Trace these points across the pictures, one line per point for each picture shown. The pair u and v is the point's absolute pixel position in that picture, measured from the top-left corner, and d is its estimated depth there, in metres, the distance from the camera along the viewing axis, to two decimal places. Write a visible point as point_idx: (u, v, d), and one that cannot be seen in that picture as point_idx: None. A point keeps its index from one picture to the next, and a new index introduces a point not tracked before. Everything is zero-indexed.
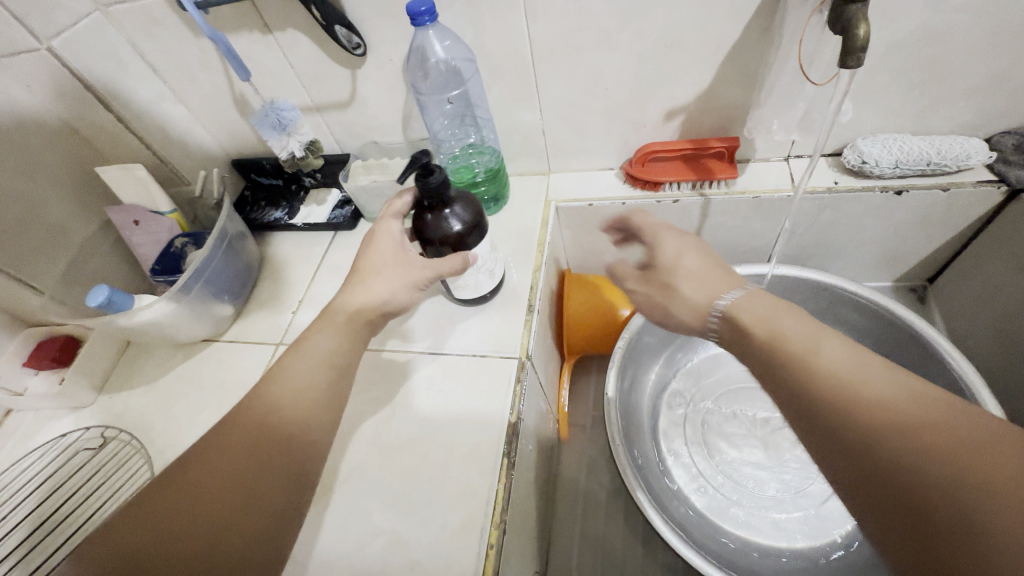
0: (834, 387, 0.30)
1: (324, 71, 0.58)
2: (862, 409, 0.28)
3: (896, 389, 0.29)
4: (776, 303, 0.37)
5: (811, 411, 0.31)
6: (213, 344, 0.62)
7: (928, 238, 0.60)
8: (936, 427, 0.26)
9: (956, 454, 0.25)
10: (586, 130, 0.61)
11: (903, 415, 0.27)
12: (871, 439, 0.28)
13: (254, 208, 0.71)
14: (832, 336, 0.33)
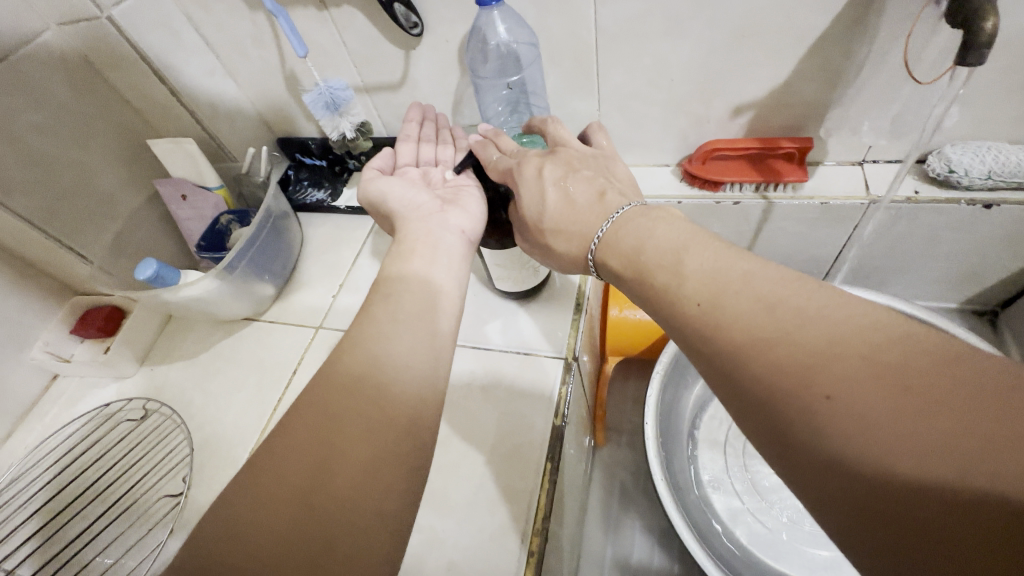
0: (707, 311, 0.26)
1: (377, 51, 0.57)
2: (739, 326, 0.25)
3: (800, 304, 0.24)
4: (652, 225, 0.33)
5: (705, 341, 0.26)
6: (253, 323, 0.61)
7: (1012, 256, 0.55)
8: (845, 349, 0.22)
9: (873, 382, 0.21)
10: (645, 123, 0.58)
11: (801, 340, 0.23)
12: (773, 373, 0.23)
13: (297, 186, 0.70)
14: (713, 247, 0.29)
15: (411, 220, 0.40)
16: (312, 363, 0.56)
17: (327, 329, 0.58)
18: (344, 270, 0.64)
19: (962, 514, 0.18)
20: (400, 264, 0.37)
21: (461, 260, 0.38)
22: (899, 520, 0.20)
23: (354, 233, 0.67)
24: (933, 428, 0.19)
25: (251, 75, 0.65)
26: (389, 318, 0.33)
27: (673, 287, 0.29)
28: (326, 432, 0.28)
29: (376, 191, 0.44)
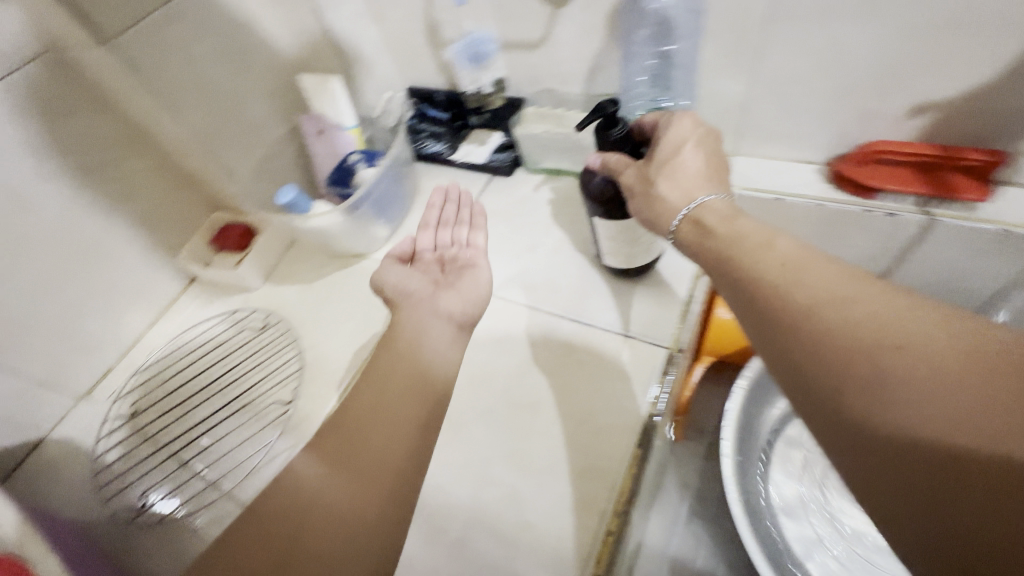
0: (783, 283, 0.29)
1: (524, 6, 0.55)
2: (813, 292, 0.28)
3: (860, 295, 0.27)
4: (738, 210, 0.36)
5: (768, 313, 0.29)
6: (364, 260, 0.65)
7: None
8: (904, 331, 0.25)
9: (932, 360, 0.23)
10: (798, 113, 0.52)
11: (848, 306, 0.26)
12: (827, 347, 0.26)
13: (417, 136, 0.72)
14: (800, 245, 0.31)
15: (405, 305, 0.42)
16: None
17: None
18: None
19: (1005, 481, 0.20)
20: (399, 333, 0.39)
21: (453, 346, 0.40)
22: (920, 471, 0.22)
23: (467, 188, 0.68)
24: (971, 403, 0.22)
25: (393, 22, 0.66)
26: (417, 361, 0.38)
27: (757, 253, 0.32)
28: (337, 465, 0.33)
29: (381, 277, 0.45)
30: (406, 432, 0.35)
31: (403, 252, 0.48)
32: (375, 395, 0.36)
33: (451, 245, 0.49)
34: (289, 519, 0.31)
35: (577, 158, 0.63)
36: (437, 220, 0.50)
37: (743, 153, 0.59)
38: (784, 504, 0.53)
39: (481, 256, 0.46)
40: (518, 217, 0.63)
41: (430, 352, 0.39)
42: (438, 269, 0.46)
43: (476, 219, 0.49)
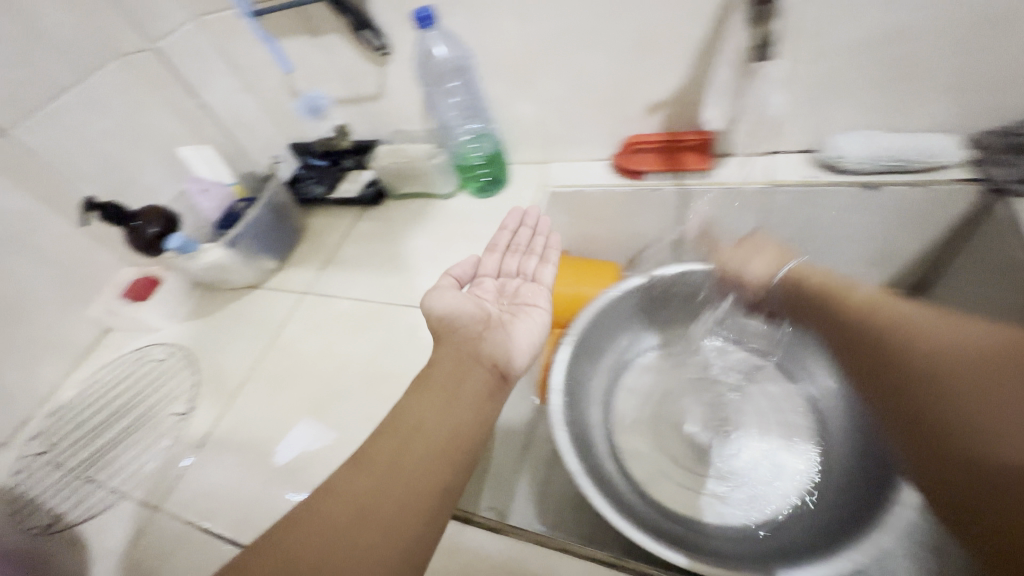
0: (303, 513, 0.36)
1: (359, 69, 0.70)
2: (335, 511, 0.35)
3: (950, 330, 0.43)
4: (370, 440, 0.40)
5: (290, 549, 0.34)
6: (257, 290, 0.75)
7: (914, 237, 0.60)
8: (948, 364, 0.42)
9: (990, 377, 0.39)
10: (578, 123, 0.67)
11: (937, 341, 0.43)
12: (325, 532, 0.34)
13: (305, 182, 0.82)
14: (377, 476, 0.37)
15: (461, 329, 0.48)
16: (292, 321, 0.67)
17: (310, 294, 0.70)
18: (330, 250, 0.76)
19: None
20: (419, 395, 0.42)
21: (540, 331, 0.51)
22: None
23: (342, 221, 0.79)
24: (416, 510, 0.36)
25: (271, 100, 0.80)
26: (405, 458, 0.38)
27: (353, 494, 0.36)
28: None
29: (435, 300, 0.50)
30: (421, 514, 0.36)
31: (484, 270, 0.57)
32: (419, 425, 0.40)
33: (520, 273, 0.58)
34: (314, 537, 0.34)
35: (426, 183, 0.74)
36: (511, 241, 0.61)
37: (555, 159, 0.73)
38: (627, 454, 0.61)
39: (542, 292, 0.55)
40: (380, 234, 0.74)
41: (467, 425, 0.41)
42: (501, 296, 0.55)
43: (549, 251, 0.60)
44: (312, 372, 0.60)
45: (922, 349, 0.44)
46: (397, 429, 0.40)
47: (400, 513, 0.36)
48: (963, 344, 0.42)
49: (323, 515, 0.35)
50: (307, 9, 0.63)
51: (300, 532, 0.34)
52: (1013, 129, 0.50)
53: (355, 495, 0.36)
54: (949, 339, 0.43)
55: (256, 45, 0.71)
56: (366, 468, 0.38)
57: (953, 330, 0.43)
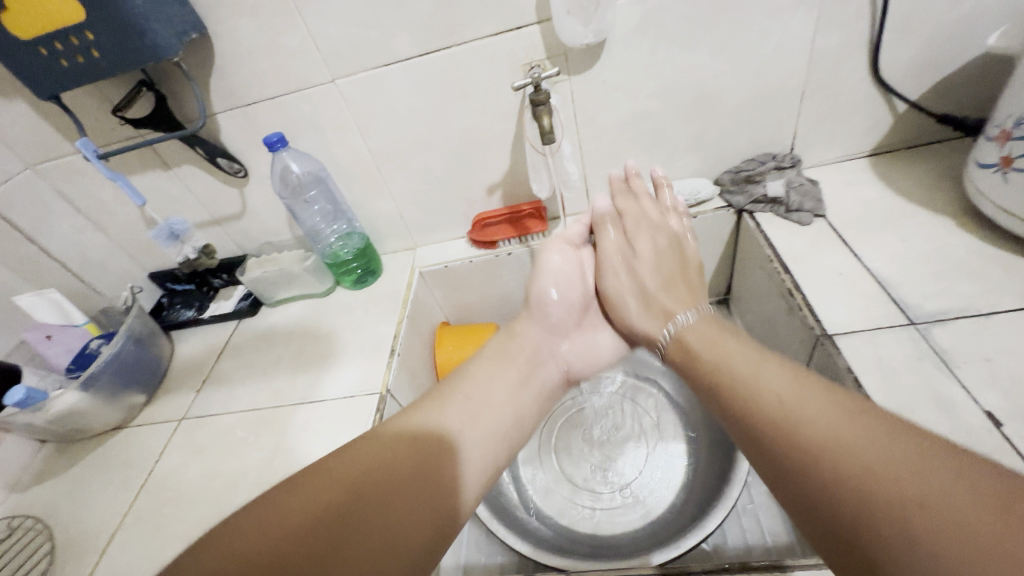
0: (332, 469, 0.37)
1: (218, 193, 0.74)
2: (355, 471, 0.37)
3: (806, 395, 0.35)
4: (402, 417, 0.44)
5: (327, 510, 0.34)
6: (122, 430, 0.69)
7: (706, 254, 0.78)
8: (867, 467, 0.29)
9: (925, 475, 0.27)
10: (433, 210, 0.77)
11: (805, 425, 0.33)
12: (348, 491, 0.36)
13: (171, 310, 0.82)
14: (411, 447, 0.40)
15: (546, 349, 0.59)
16: (170, 450, 0.63)
17: (189, 418, 0.67)
18: (206, 369, 0.73)
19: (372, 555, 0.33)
20: (483, 380, 0.51)
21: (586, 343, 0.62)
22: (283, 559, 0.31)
23: (217, 338, 0.78)
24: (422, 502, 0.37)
25: (123, 232, 0.79)
26: (430, 443, 0.41)
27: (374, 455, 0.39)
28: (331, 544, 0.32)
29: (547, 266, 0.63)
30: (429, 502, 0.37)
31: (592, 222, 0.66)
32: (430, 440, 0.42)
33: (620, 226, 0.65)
34: (346, 482, 0.36)
35: (302, 286, 0.78)
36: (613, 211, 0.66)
37: (420, 244, 0.82)
38: (536, 491, 0.66)
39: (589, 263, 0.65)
40: (260, 342, 0.75)
41: (501, 428, 0.47)
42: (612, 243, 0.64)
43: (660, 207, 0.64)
44: (198, 498, 0.57)
45: (758, 402, 0.37)
46: (410, 425, 0.43)
47: (398, 483, 0.37)
48: (835, 417, 0.33)
49: (341, 464, 0.38)
50: (158, 145, 0.67)
51: (326, 480, 0.36)
52: (738, 168, 0.70)
53: (399, 461, 0.39)
54: (835, 415, 0.33)
55: (103, 185, 0.72)
56: (393, 436, 0.41)
57: (791, 386, 0.37)
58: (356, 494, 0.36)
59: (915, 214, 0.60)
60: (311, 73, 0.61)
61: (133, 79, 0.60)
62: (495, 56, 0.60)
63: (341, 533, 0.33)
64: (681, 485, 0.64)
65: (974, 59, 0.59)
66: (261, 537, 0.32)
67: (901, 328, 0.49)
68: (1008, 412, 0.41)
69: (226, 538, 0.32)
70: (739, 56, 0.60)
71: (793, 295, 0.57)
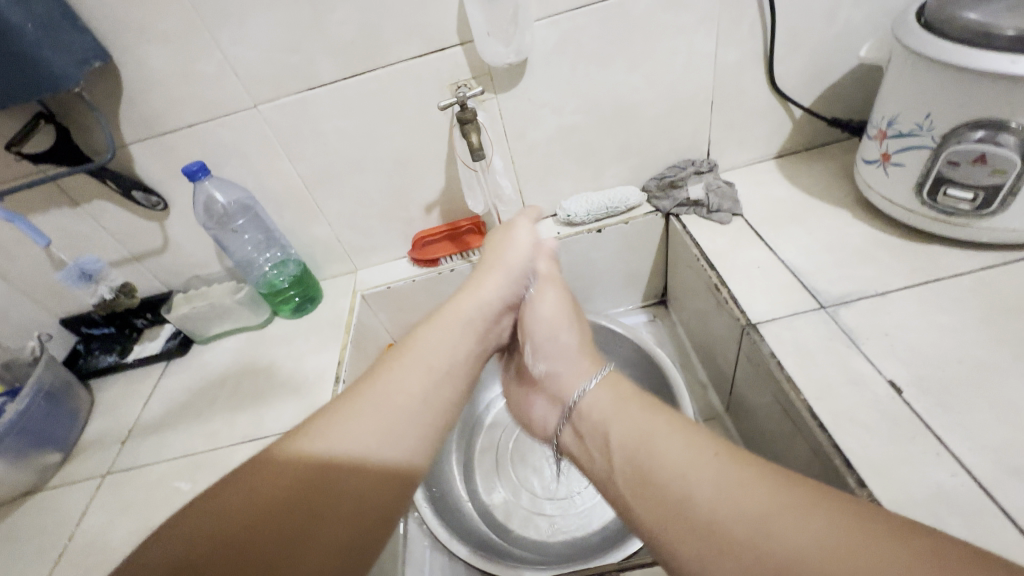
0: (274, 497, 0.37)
1: (136, 228, 0.70)
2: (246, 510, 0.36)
3: (717, 490, 0.35)
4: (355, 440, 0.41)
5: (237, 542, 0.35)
6: (34, 494, 0.62)
7: (641, 257, 0.81)
8: (789, 555, 0.30)
9: (887, 569, 0.27)
10: (371, 232, 0.76)
11: (768, 529, 0.32)
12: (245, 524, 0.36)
13: (88, 357, 0.76)
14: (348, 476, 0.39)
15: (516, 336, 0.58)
16: (92, 511, 0.58)
17: (113, 474, 0.61)
18: (133, 418, 0.68)
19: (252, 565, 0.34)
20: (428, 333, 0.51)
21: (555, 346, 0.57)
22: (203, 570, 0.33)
23: (144, 382, 0.72)
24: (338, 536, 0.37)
25: (26, 278, 0.72)
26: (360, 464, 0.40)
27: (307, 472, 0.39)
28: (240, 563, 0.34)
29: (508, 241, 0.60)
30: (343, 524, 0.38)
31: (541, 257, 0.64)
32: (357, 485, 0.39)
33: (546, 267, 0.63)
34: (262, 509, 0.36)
35: (236, 319, 0.74)
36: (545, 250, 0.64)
37: (361, 267, 0.81)
38: (497, 509, 0.66)
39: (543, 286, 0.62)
40: (192, 383, 0.70)
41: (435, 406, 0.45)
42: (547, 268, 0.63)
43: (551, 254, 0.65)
44: (127, 558, 0.52)
45: (689, 508, 0.36)
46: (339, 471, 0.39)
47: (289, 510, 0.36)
48: (764, 520, 0.32)
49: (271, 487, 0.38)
50: (63, 181, 0.63)
51: (252, 516, 0.36)
52: (662, 174, 0.75)
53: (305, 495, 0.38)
54: (773, 509, 0.33)
55: (0, 227, 0.66)
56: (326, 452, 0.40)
57: (694, 456, 0.38)
58: (291, 492, 0.37)
59: (817, 208, 0.66)
60: (231, 99, 0.60)
61: (29, 112, 0.56)
62: (421, 77, 0.61)
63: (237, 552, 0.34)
64: None
65: (851, 69, 0.66)
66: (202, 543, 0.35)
67: (814, 312, 0.54)
68: (906, 379, 0.46)
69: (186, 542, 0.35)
70: (651, 71, 0.65)
71: (720, 289, 0.61)
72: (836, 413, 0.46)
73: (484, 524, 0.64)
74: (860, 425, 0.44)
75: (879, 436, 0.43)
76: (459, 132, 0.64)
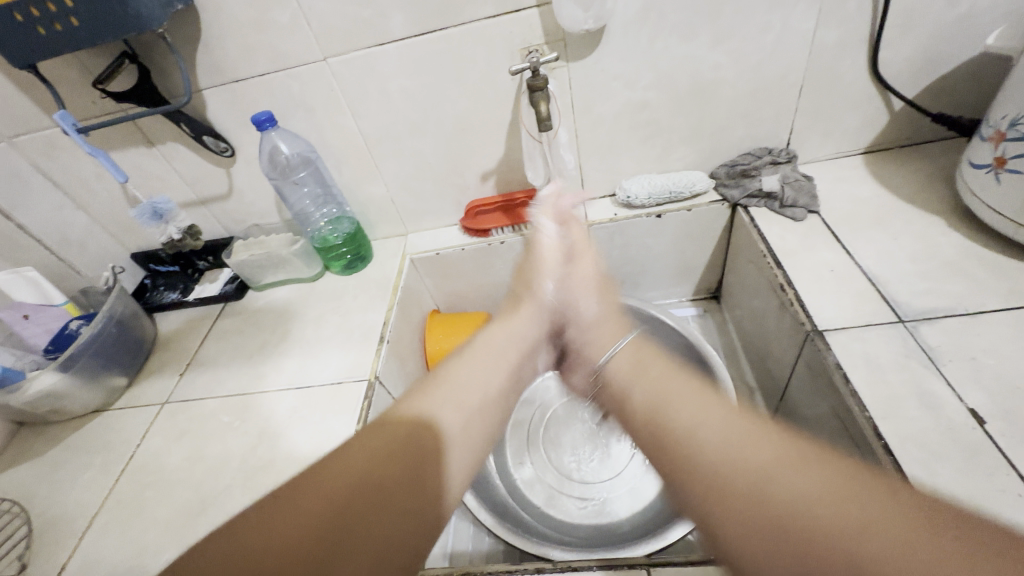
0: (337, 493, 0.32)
1: (204, 172, 0.72)
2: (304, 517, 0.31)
3: (706, 415, 0.33)
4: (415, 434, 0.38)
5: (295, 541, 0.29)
6: (103, 412, 0.67)
7: (699, 247, 0.78)
8: (790, 503, 0.26)
9: (875, 527, 0.23)
10: (425, 196, 0.76)
11: (778, 480, 0.27)
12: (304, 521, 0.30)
13: (154, 292, 0.81)
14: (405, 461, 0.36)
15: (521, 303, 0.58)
16: (152, 434, 0.62)
17: (171, 403, 0.65)
18: (190, 352, 0.72)
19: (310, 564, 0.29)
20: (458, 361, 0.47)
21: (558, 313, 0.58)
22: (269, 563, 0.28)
23: (201, 321, 0.76)
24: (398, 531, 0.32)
25: (104, 211, 0.77)
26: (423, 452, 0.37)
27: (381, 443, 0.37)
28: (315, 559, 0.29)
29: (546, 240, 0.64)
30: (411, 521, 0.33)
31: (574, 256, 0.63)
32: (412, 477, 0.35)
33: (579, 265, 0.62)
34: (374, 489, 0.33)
35: (289, 270, 0.76)
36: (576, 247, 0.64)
37: (412, 231, 0.81)
38: (524, 484, 0.66)
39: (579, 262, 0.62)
40: (247, 327, 0.73)
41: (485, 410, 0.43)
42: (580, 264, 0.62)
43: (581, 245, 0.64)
44: (181, 480, 0.56)
45: (696, 457, 0.31)
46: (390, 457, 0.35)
47: (339, 507, 0.32)
48: (800, 482, 0.26)
49: (318, 474, 0.33)
50: (142, 122, 0.65)
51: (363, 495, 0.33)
52: (733, 161, 0.70)
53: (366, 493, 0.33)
54: (767, 454, 0.28)
55: (83, 161, 0.69)
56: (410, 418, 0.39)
57: (733, 428, 0.31)
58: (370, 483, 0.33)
59: (906, 212, 0.60)
60: (301, 50, 0.60)
61: (114, 50, 0.58)
62: (491, 39, 0.58)
63: (321, 557, 0.29)
64: None
65: (971, 59, 0.59)
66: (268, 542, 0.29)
67: (891, 325, 0.50)
68: (990, 409, 0.42)
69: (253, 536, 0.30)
70: (738, 49, 0.60)
71: (784, 290, 0.58)
72: (903, 436, 0.42)
73: (510, 497, 0.65)
74: (930, 452, 0.41)
75: (949, 467, 0.40)
76: (526, 100, 0.62)
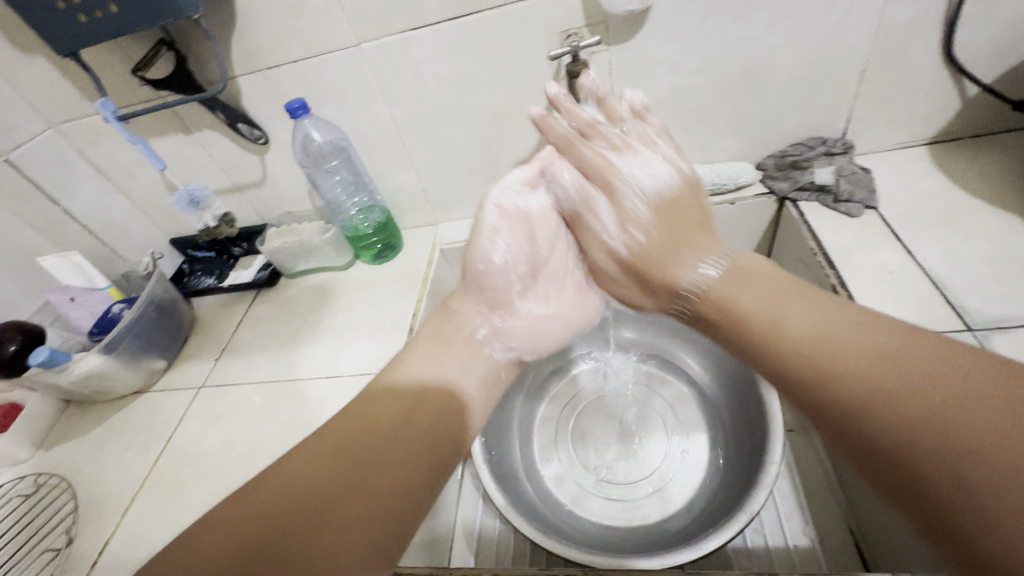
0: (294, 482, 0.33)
1: (239, 159, 0.73)
2: (268, 503, 0.32)
3: (787, 306, 0.35)
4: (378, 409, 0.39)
5: (255, 535, 0.30)
6: (144, 394, 0.69)
7: (741, 242, 0.74)
8: (893, 388, 0.28)
9: (967, 399, 0.26)
10: (456, 185, 0.75)
11: (880, 382, 0.29)
12: (261, 512, 0.31)
13: (191, 277, 0.83)
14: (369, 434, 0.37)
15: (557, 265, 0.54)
16: (190, 417, 0.64)
17: (207, 387, 0.67)
18: (225, 338, 0.73)
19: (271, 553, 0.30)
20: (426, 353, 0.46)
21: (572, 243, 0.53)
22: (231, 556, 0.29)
23: (236, 307, 0.78)
24: (366, 516, 0.33)
25: (144, 196, 0.78)
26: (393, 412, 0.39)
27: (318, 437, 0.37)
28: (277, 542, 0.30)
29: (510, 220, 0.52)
30: (394, 493, 0.35)
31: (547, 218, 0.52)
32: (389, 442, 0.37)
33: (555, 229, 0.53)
34: (343, 468, 0.34)
35: (321, 258, 0.76)
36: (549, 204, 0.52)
37: (442, 221, 0.80)
38: (552, 481, 0.65)
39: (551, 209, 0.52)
40: (280, 313, 0.74)
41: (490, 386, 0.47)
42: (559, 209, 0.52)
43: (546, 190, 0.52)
44: (217, 463, 0.57)
45: (782, 340, 0.34)
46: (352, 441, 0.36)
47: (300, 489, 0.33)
48: (902, 376, 0.28)
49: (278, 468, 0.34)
50: (179, 109, 0.66)
51: (325, 473, 0.34)
52: (783, 152, 0.66)
53: (331, 470, 0.34)
54: (872, 342, 0.31)
55: (124, 147, 0.71)
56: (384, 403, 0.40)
57: (822, 325, 0.33)
58: (334, 463, 0.35)
59: (976, 210, 0.55)
60: (336, 36, 0.58)
61: (153, 38, 0.58)
62: (529, 22, 0.56)
63: (278, 541, 0.30)
64: (706, 476, 0.62)
65: None
66: (221, 538, 0.30)
67: (957, 334, 0.46)
68: None
69: (211, 531, 0.31)
70: (794, 31, 0.55)
71: (836, 292, 0.54)
72: None
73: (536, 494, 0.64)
74: None
75: None
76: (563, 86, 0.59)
